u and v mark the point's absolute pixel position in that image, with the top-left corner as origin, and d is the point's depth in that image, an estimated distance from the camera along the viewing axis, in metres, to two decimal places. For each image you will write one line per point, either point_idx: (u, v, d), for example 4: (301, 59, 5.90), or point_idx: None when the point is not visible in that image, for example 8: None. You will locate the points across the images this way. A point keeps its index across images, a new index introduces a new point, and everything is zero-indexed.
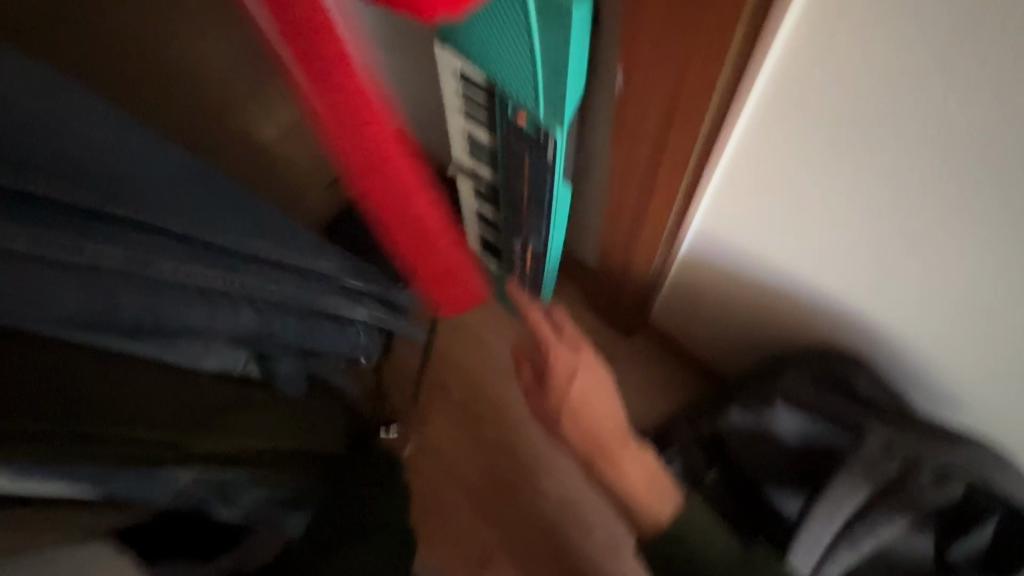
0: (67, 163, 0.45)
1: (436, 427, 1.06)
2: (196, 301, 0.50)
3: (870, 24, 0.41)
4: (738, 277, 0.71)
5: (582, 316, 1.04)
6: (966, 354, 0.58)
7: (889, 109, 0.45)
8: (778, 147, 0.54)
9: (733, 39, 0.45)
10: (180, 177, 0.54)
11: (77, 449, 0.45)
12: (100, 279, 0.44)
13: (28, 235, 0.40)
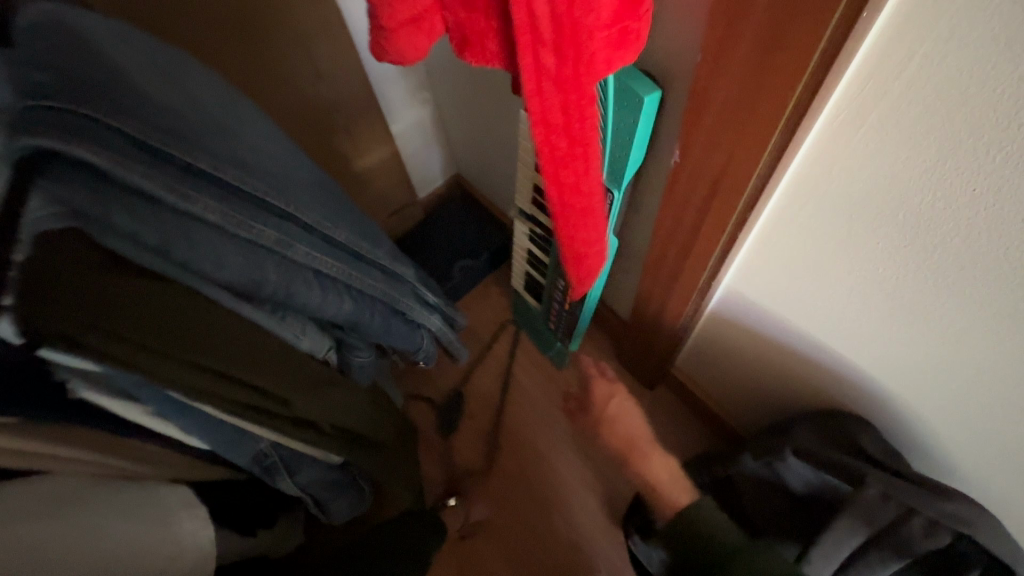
0: (227, 150, 0.52)
1: (458, 447, 1.16)
2: (318, 286, 0.56)
3: (900, 146, 0.47)
4: (758, 336, 0.81)
5: (606, 359, 1.18)
6: (964, 427, 0.65)
7: (919, 218, 0.50)
8: (814, 232, 0.61)
9: (771, 135, 0.52)
10: (309, 180, 0.64)
11: (215, 388, 0.52)
12: (258, 254, 0.51)
13: (221, 211, 0.48)
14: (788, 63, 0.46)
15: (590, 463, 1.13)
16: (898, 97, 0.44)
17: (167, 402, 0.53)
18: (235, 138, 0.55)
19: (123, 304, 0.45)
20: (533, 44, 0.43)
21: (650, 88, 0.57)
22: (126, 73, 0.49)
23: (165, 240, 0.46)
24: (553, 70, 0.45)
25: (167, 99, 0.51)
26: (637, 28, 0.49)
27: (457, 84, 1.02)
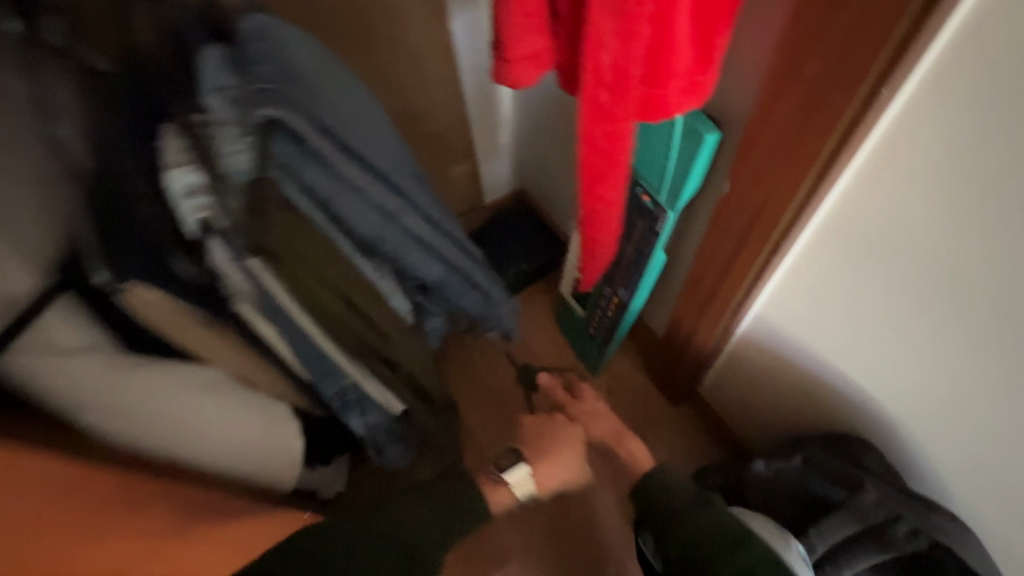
0: (362, 125, 0.60)
1: (488, 432, 1.26)
2: (418, 249, 0.65)
3: (919, 189, 0.55)
4: (781, 359, 0.88)
5: (635, 371, 1.27)
6: (961, 464, 0.71)
7: (933, 253, 0.58)
8: (853, 264, 0.67)
9: (807, 174, 0.61)
10: (418, 168, 0.69)
11: (324, 316, 0.64)
12: (385, 214, 0.60)
13: (367, 177, 0.58)
14: (829, 119, 0.55)
15: (609, 463, 1.21)
16: (916, 151, 0.53)
17: (287, 328, 0.63)
18: (372, 112, 0.62)
19: (267, 240, 0.56)
20: (595, 86, 0.50)
21: (710, 127, 0.68)
22: (297, 63, 0.55)
23: (329, 194, 0.56)
24: (606, 106, 0.52)
25: (328, 89, 0.57)
26: (705, 82, 0.53)
27: (533, 107, 1.14)
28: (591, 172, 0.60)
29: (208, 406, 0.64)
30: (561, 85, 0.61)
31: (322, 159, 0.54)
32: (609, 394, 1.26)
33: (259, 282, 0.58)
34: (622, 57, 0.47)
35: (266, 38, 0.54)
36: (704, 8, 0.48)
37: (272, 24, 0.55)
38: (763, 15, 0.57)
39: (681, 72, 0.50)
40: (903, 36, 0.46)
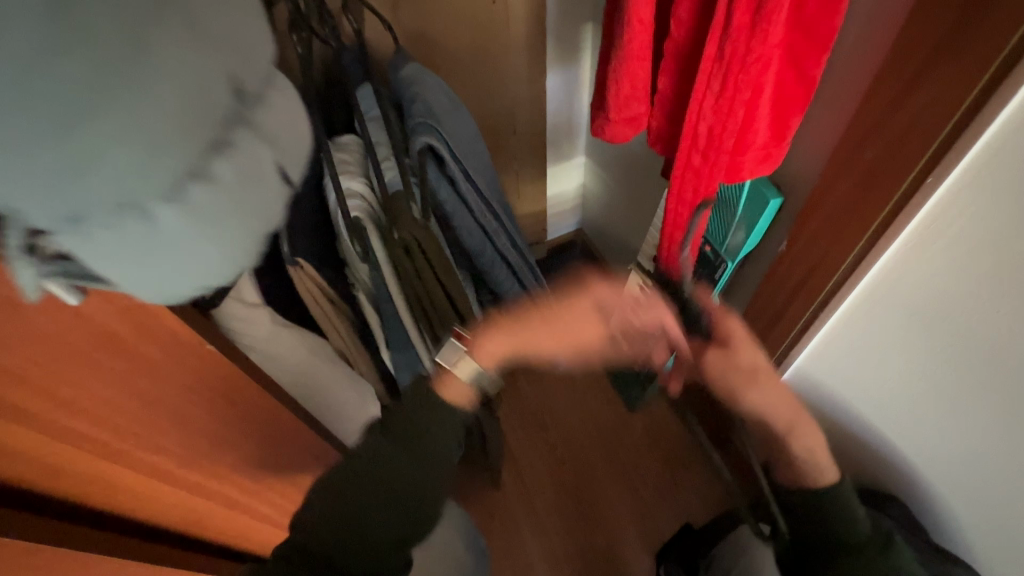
0: (472, 161, 0.75)
1: (523, 450, 1.29)
2: (503, 267, 0.76)
3: (960, 275, 0.58)
4: (819, 412, 0.91)
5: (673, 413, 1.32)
6: (983, 541, 0.73)
7: (969, 337, 0.60)
8: (891, 335, 0.70)
9: (854, 243, 0.67)
10: (504, 202, 0.83)
11: (421, 319, 0.71)
12: (484, 232, 0.73)
13: (477, 201, 0.72)
14: (880, 197, 0.61)
15: (639, 498, 1.21)
16: (956, 234, 0.56)
17: (390, 322, 0.72)
18: (476, 148, 0.78)
19: (414, 245, 0.64)
20: (690, 148, 0.62)
21: (774, 193, 0.79)
22: (435, 103, 0.71)
23: (449, 210, 0.70)
24: (696, 165, 0.63)
25: (451, 122, 0.73)
26: (779, 154, 0.62)
27: (604, 157, 1.26)
28: (676, 218, 0.71)
29: (323, 370, 0.72)
30: (649, 144, 0.73)
31: (454, 180, 0.69)
32: (646, 433, 1.29)
33: (382, 275, 0.67)
34: (715, 128, 0.59)
35: (416, 84, 0.71)
36: (780, 99, 0.57)
37: (418, 71, 0.72)
38: (829, 102, 0.66)
39: (759, 145, 0.60)
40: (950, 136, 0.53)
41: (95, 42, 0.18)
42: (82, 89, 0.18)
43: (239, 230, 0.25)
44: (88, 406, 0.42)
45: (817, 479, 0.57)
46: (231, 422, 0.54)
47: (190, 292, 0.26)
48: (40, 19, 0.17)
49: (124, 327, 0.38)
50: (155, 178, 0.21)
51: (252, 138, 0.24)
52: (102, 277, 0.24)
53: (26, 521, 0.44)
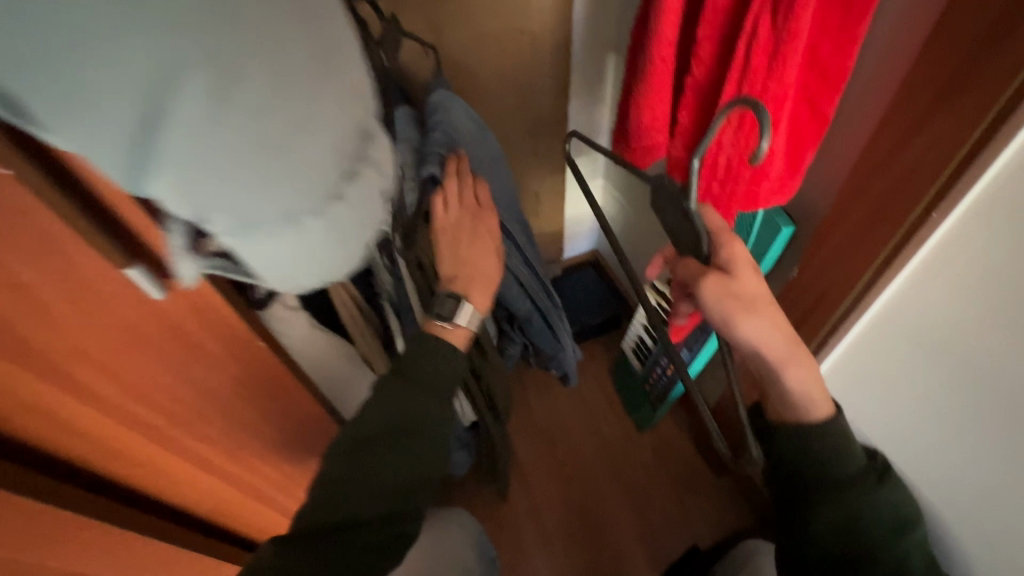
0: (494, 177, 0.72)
1: (531, 464, 1.31)
2: (514, 288, 0.73)
3: (974, 298, 0.59)
4: None
5: (682, 436, 1.32)
6: None
7: (983, 360, 0.60)
8: (905, 358, 0.70)
9: (861, 272, 0.68)
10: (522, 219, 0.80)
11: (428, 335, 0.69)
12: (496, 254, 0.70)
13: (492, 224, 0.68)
14: (886, 230, 0.63)
15: (644, 519, 1.22)
16: (961, 264, 0.59)
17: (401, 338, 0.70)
18: (497, 165, 0.74)
19: (425, 260, 0.65)
20: (709, 177, 0.66)
21: (787, 221, 0.80)
22: (459, 129, 0.67)
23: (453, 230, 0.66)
24: (715, 193, 0.67)
25: (479, 150, 0.69)
26: (794, 185, 0.66)
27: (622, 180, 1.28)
28: None
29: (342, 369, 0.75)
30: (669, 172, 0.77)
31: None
32: (654, 454, 1.30)
33: (404, 289, 0.67)
34: (733, 158, 0.62)
35: (441, 108, 0.67)
36: (796, 132, 0.61)
37: (447, 98, 0.69)
38: (844, 136, 0.69)
39: (774, 176, 0.64)
40: (951, 175, 0.54)
41: (295, 97, 0.25)
42: (292, 135, 0.26)
43: (355, 238, 0.33)
44: (150, 394, 0.46)
45: (810, 411, 0.52)
46: (266, 416, 0.58)
47: (313, 281, 0.34)
48: (270, 96, 0.24)
49: (191, 321, 0.42)
50: (315, 199, 0.29)
51: (374, 171, 0.32)
52: (253, 270, 0.31)
53: (67, 490, 0.48)
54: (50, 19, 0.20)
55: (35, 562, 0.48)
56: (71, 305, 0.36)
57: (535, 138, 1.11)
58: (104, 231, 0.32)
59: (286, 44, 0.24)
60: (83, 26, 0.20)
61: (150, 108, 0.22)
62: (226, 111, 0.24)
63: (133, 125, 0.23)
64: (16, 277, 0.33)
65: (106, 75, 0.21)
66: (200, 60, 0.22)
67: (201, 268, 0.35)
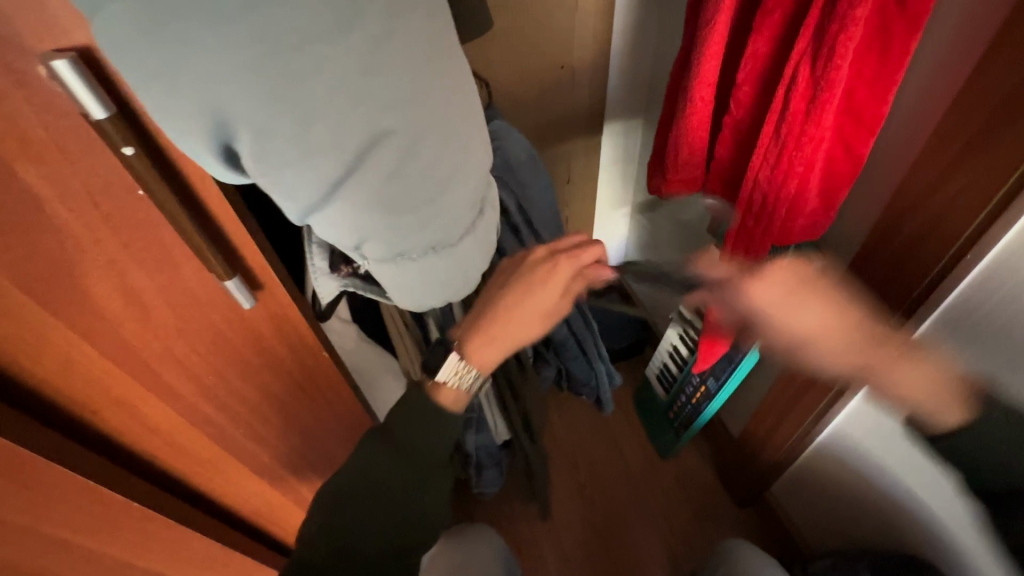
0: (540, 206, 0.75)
1: (552, 485, 1.31)
2: None
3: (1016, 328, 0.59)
4: (860, 475, 0.89)
5: (705, 465, 1.31)
6: None
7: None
8: None
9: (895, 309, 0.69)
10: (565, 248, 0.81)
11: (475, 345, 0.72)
12: None
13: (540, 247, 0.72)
14: (919, 268, 0.64)
15: (665, 545, 1.22)
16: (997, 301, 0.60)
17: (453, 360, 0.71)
18: (547, 197, 0.76)
19: None
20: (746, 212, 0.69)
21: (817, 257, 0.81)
22: (515, 159, 0.71)
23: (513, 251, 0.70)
24: (751, 227, 0.69)
25: (529, 178, 0.72)
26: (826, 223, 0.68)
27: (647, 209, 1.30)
28: None
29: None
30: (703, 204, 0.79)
31: (517, 230, 0.70)
32: (677, 481, 1.29)
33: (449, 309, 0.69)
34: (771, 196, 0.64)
35: (498, 135, 0.72)
36: (829, 173, 0.63)
37: (503, 128, 0.73)
38: (878, 172, 0.71)
39: (808, 213, 0.66)
40: (986, 218, 0.55)
41: (447, 150, 0.27)
42: (442, 183, 0.27)
43: (480, 268, 0.34)
44: (221, 396, 0.50)
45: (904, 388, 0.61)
46: (315, 424, 0.61)
47: (435, 306, 0.35)
48: (432, 152, 0.26)
49: (266, 328, 0.46)
50: (453, 236, 0.30)
51: (492, 212, 0.34)
52: (389, 294, 0.32)
53: (134, 481, 0.52)
54: (262, 78, 0.21)
55: (99, 547, 0.52)
56: (170, 310, 0.40)
57: (570, 165, 1.14)
58: (212, 245, 0.36)
59: (449, 94, 0.26)
60: (273, 93, 0.22)
61: (343, 151, 0.24)
62: (396, 167, 0.25)
63: (314, 179, 0.24)
64: (130, 283, 0.37)
65: (310, 124, 0.23)
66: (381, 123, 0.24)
67: (341, 286, 0.45)
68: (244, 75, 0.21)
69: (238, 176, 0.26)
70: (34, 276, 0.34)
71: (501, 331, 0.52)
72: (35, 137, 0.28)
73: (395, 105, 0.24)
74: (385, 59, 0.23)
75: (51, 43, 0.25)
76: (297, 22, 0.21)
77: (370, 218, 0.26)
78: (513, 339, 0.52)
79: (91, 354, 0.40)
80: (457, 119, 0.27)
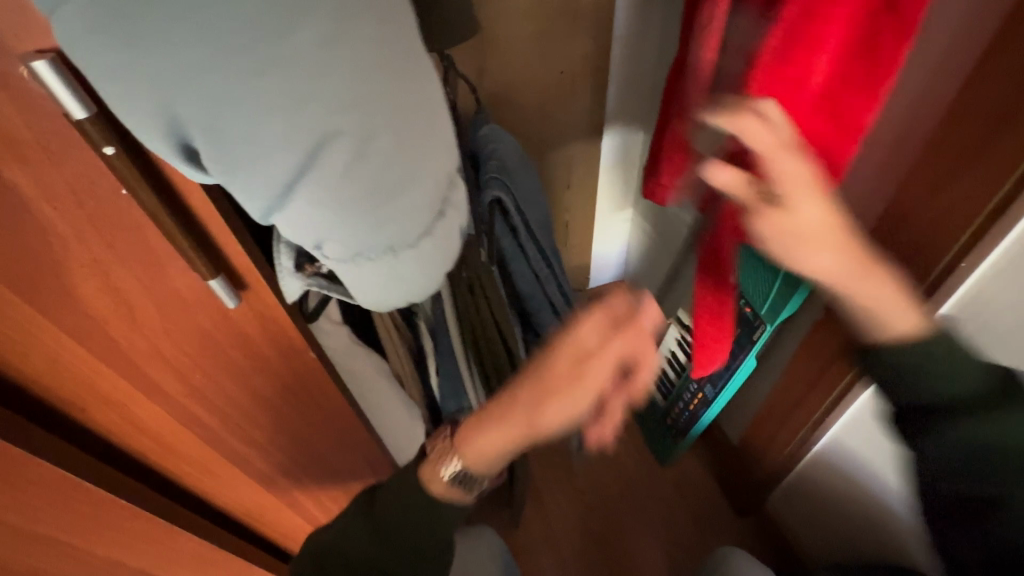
0: (535, 210, 0.75)
1: (551, 490, 1.30)
2: (550, 312, 0.76)
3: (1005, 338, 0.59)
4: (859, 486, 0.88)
5: (705, 472, 1.29)
6: None
7: None
8: None
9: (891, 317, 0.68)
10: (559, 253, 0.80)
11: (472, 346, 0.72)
12: (544, 276, 0.75)
13: (534, 250, 0.73)
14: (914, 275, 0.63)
15: (663, 553, 1.21)
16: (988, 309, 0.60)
17: (452, 361, 0.71)
18: (540, 202, 0.76)
19: (472, 280, 0.68)
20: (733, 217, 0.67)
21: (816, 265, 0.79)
22: (510, 163, 0.71)
23: (508, 253, 0.72)
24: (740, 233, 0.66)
25: (522, 181, 0.72)
26: None
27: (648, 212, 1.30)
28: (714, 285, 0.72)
29: (388, 395, 0.76)
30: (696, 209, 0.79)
31: (515, 231, 0.71)
32: (676, 489, 1.28)
33: (443, 309, 0.69)
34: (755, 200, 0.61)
35: (492, 139, 0.73)
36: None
37: (497, 132, 0.74)
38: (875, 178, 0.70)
39: None
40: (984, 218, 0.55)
41: (406, 151, 0.27)
42: (400, 184, 0.27)
43: (442, 269, 0.34)
44: (209, 396, 0.50)
45: (892, 332, 0.47)
46: (306, 425, 0.61)
47: (401, 305, 0.35)
48: (389, 153, 0.26)
49: (253, 328, 0.46)
50: (413, 237, 0.30)
51: (457, 213, 0.34)
52: (352, 293, 0.33)
53: (123, 480, 0.52)
54: (214, 77, 0.21)
55: (88, 545, 0.52)
56: (155, 310, 0.40)
57: (570, 168, 1.14)
58: (195, 244, 0.36)
59: (409, 96, 0.26)
60: (226, 93, 0.22)
61: (295, 154, 0.24)
62: (352, 167, 0.25)
63: (268, 178, 0.24)
64: (115, 282, 0.37)
65: (259, 126, 0.23)
66: (336, 125, 0.24)
67: (306, 286, 0.44)
68: (192, 79, 0.21)
69: (198, 172, 0.26)
70: (19, 274, 0.34)
71: (502, 412, 0.47)
72: (18, 136, 0.29)
73: (346, 109, 0.24)
74: (335, 65, 0.23)
75: (31, 44, 0.26)
76: (240, 27, 0.21)
77: (326, 217, 0.26)
78: (512, 428, 0.47)
79: (78, 352, 0.41)
80: (415, 121, 0.27)
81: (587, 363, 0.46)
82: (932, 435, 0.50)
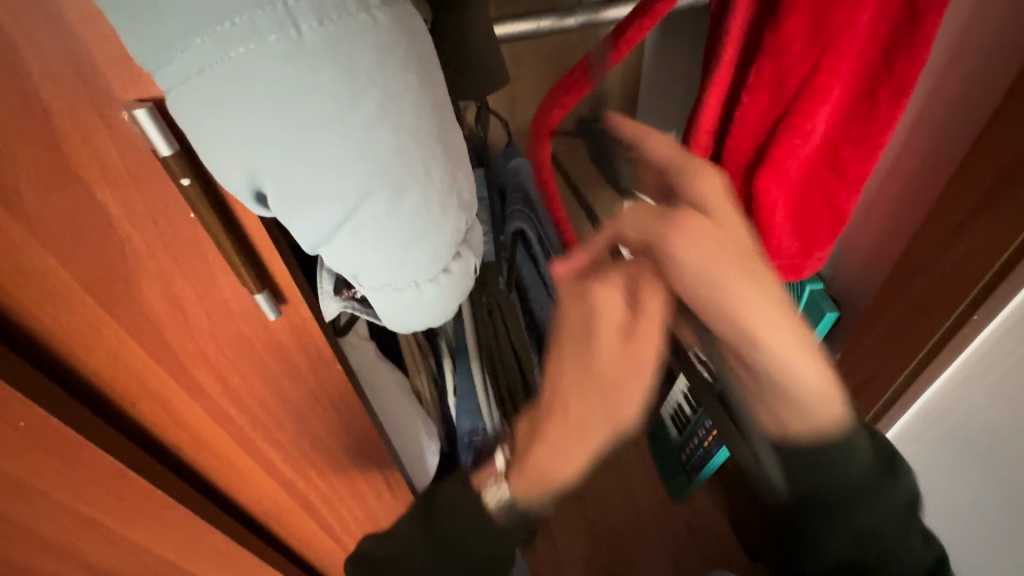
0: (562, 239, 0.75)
1: (559, 519, 1.29)
2: None
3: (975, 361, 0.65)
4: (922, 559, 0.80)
5: (719, 512, 1.27)
6: None
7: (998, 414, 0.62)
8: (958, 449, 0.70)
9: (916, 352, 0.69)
10: None
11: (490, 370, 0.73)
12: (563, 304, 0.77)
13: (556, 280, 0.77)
14: (937, 311, 0.64)
15: None
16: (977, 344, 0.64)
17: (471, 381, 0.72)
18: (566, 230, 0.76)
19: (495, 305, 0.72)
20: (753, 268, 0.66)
21: (832, 307, 0.80)
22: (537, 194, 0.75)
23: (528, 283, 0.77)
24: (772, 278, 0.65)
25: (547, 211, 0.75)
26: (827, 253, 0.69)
27: None
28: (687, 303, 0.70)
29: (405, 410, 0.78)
30: None
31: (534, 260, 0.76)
32: (688, 526, 1.27)
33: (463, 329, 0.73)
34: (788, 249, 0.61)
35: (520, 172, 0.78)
36: (805, 223, 0.61)
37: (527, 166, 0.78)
38: (894, 226, 0.71)
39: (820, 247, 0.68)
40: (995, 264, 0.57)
41: (434, 195, 0.31)
42: (430, 223, 0.31)
43: (459, 296, 0.38)
44: (243, 397, 0.54)
45: (810, 421, 0.43)
46: (328, 434, 0.64)
47: (422, 327, 0.38)
48: (424, 198, 0.30)
49: (289, 339, 0.51)
50: (437, 268, 0.34)
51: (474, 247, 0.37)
52: (378, 316, 0.36)
53: (161, 471, 0.57)
54: (282, 133, 0.26)
55: (121, 528, 0.57)
56: (205, 316, 0.45)
57: None
58: (246, 262, 0.41)
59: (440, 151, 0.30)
60: (294, 146, 0.26)
61: (345, 198, 0.28)
62: (391, 209, 0.29)
63: (320, 214, 0.28)
64: (174, 290, 0.42)
65: (318, 173, 0.27)
66: (379, 176, 0.28)
67: (343, 306, 0.50)
68: (265, 135, 0.26)
69: (258, 206, 0.30)
70: (97, 279, 0.40)
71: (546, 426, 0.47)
72: (113, 165, 0.34)
73: (388, 161, 0.28)
74: (383, 128, 0.27)
75: (134, 93, 0.31)
76: (310, 98, 0.25)
77: (364, 250, 0.30)
78: (576, 437, 0.46)
79: (135, 350, 0.46)
80: (440, 166, 0.31)
81: (641, 338, 0.44)
82: (824, 535, 0.44)
